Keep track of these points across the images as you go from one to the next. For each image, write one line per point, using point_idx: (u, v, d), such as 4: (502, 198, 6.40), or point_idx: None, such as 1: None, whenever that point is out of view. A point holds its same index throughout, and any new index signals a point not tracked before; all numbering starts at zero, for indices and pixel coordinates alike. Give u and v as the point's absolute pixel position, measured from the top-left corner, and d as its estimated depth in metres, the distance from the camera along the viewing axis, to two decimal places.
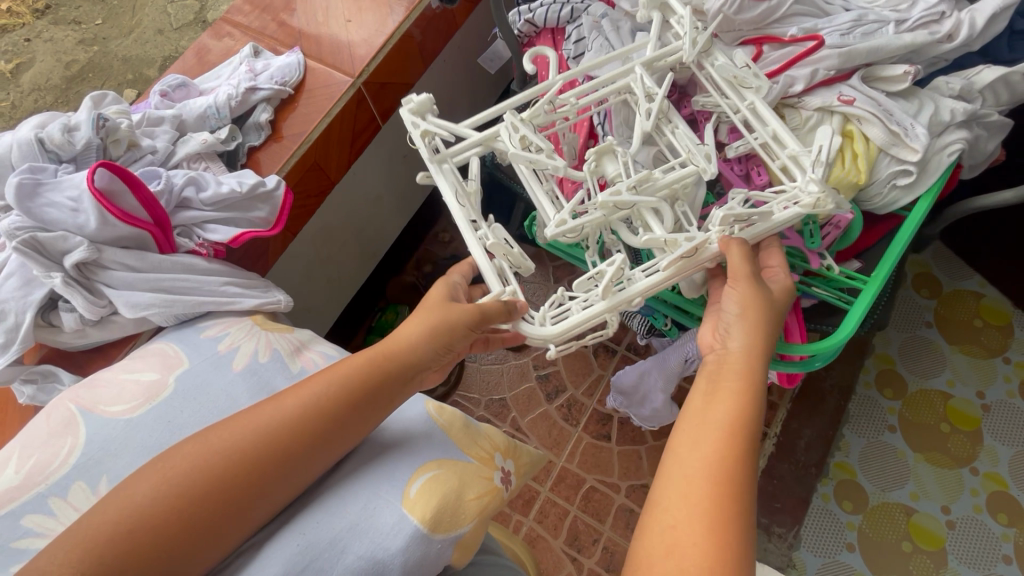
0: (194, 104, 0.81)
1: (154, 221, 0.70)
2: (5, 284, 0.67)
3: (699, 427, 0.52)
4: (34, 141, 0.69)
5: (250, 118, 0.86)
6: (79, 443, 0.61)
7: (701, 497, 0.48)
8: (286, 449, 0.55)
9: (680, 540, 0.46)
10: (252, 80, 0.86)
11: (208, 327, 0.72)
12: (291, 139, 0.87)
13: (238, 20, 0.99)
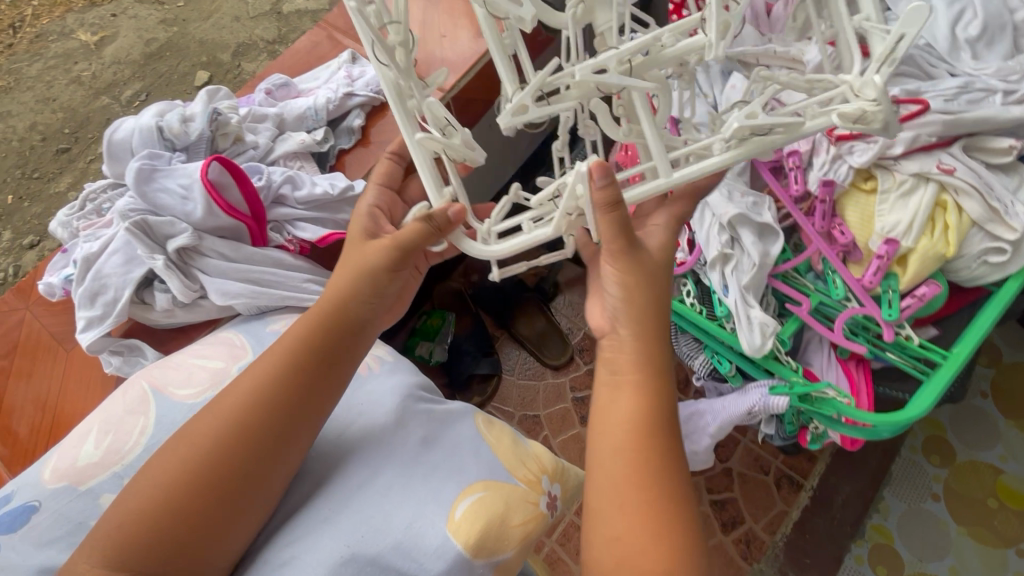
0: (296, 104, 0.85)
1: (251, 215, 0.73)
2: (109, 259, 0.70)
3: (618, 392, 0.56)
4: (154, 129, 0.73)
5: (343, 122, 0.88)
6: (149, 424, 0.64)
7: (626, 478, 0.52)
8: (255, 427, 0.58)
9: (630, 513, 0.50)
10: (350, 86, 0.88)
11: (277, 320, 0.74)
12: (377, 146, 0.89)
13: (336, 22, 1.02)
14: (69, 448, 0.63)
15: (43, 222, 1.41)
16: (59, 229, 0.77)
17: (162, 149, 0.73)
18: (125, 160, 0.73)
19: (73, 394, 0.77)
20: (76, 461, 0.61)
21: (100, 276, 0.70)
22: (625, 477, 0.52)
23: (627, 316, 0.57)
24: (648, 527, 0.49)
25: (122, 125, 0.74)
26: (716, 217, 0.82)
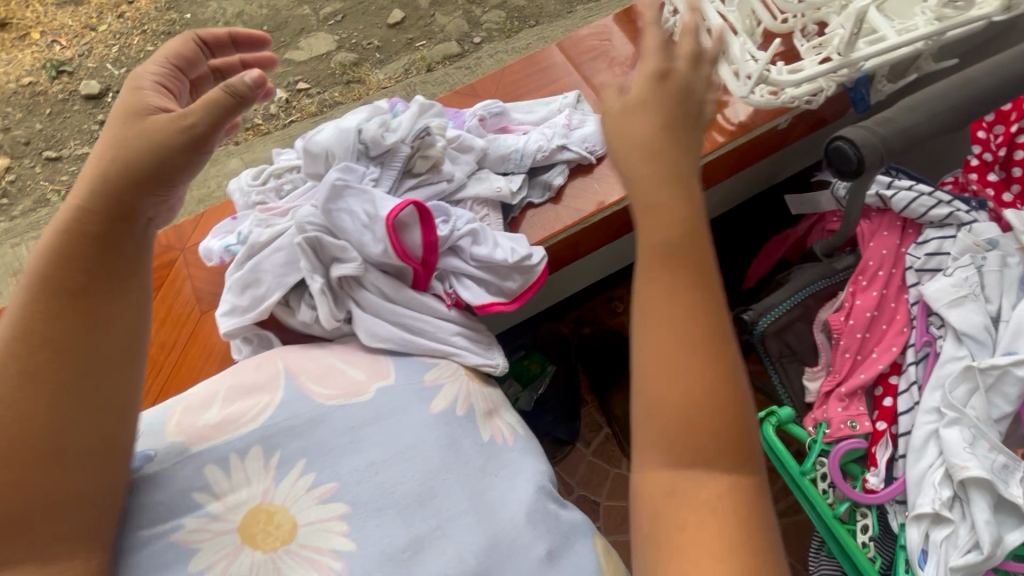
0: (503, 143, 0.75)
1: (422, 262, 0.66)
2: (271, 256, 0.66)
3: (670, 296, 0.41)
4: (354, 131, 0.67)
5: (542, 175, 0.78)
6: (272, 403, 0.61)
7: (684, 397, 0.40)
8: (14, 376, 0.45)
9: (699, 458, 0.41)
10: (564, 137, 0.78)
11: (428, 369, 0.66)
12: (568, 210, 0.78)
13: (568, 52, 0.92)
14: (191, 406, 0.61)
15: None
16: (236, 191, 0.75)
17: (350, 152, 0.67)
18: (319, 164, 0.68)
19: (190, 356, 0.75)
20: (196, 422, 0.59)
21: (255, 270, 0.66)
22: (685, 400, 0.40)
23: (689, 257, 0.42)
24: (714, 472, 0.41)
25: (323, 128, 0.68)
26: (945, 463, 0.64)
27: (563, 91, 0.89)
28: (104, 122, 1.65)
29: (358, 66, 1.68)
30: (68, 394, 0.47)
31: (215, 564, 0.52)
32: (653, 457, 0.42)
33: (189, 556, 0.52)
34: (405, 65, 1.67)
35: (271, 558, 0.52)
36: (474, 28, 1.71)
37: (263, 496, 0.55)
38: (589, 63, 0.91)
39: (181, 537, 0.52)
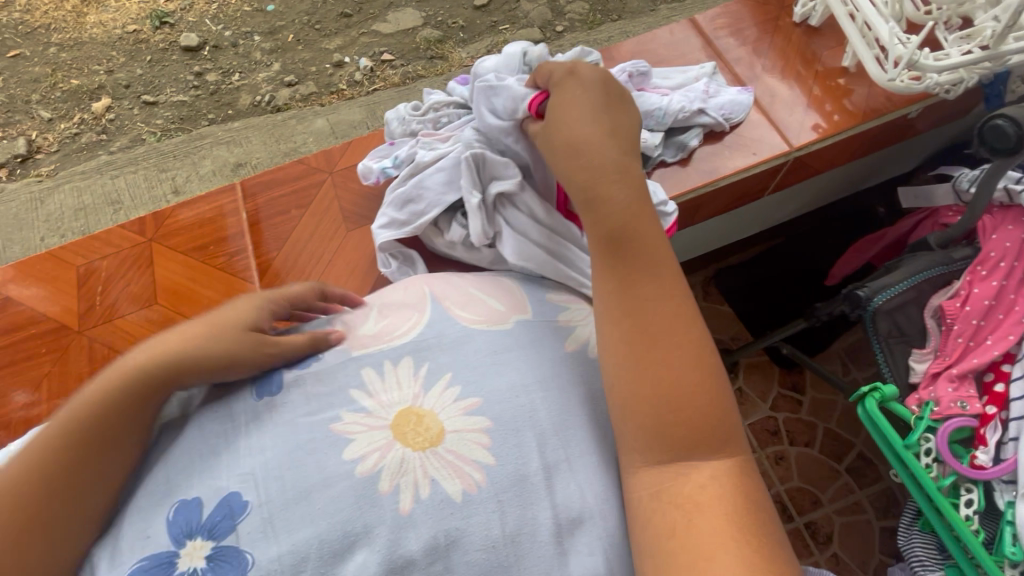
0: (648, 100, 0.80)
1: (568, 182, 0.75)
2: (433, 175, 0.72)
3: (606, 336, 0.59)
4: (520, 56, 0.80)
5: (679, 136, 0.82)
6: (422, 322, 0.69)
7: (654, 332, 0.57)
8: (72, 456, 0.54)
9: (675, 378, 0.55)
10: (703, 102, 0.82)
11: (563, 301, 0.72)
12: (698, 171, 0.82)
13: (702, 27, 0.97)
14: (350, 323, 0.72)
15: (308, 70, 1.91)
16: (394, 120, 0.81)
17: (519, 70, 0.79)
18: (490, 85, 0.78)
19: (336, 267, 0.81)
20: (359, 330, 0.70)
21: (418, 186, 0.73)
22: (646, 328, 0.57)
23: (620, 337, 0.58)
24: (688, 395, 0.55)
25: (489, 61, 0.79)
26: None
27: (695, 62, 0.94)
28: (203, 77, 1.89)
29: (442, 43, 1.93)
30: (67, 496, 0.54)
31: (368, 453, 0.58)
32: (635, 379, 0.56)
33: (348, 443, 0.59)
34: (488, 46, 1.93)
35: (421, 456, 0.58)
36: (558, 17, 1.96)
37: (412, 403, 0.61)
38: (724, 38, 0.95)
39: (343, 427, 0.60)
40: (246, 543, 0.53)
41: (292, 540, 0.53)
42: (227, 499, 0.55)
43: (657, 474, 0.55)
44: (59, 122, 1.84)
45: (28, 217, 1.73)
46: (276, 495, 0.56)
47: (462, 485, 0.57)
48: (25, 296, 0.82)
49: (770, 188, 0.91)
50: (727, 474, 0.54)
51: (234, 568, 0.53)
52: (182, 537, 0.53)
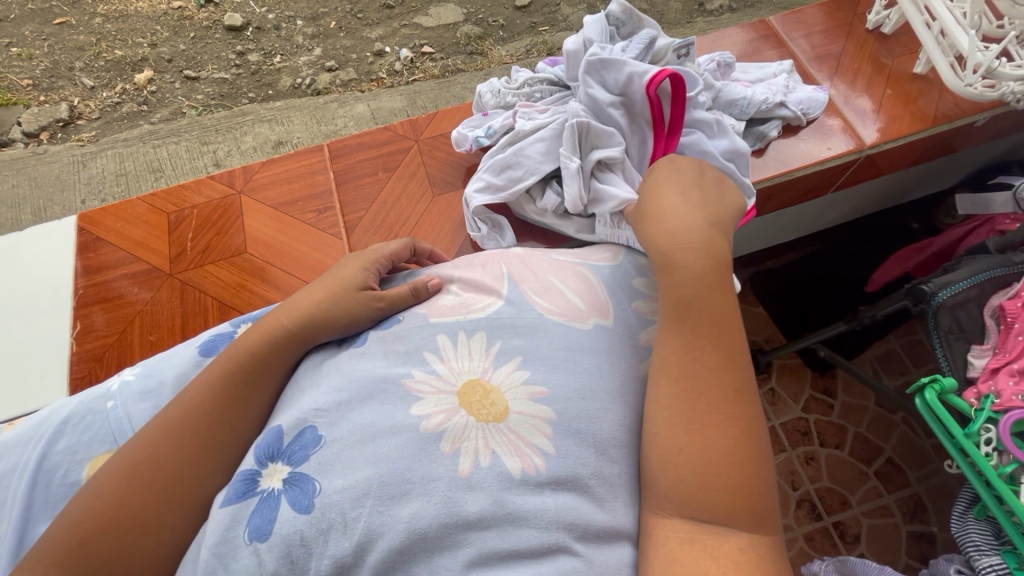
0: (734, 89, 0.83)
1: (667, 132, 0.72)
2: (533, 144, 0.76)
3: (659, 391, 0.58)
4: (604, 17, 0.75)
5: (759, 126, 0.86)
6: (498, 303, 0.68)
7: (716, 393, 0.55)
8: (177, 450, 0.60)
9: (723, 449, 0.53)
10: (784, 96, 0.86)
11: (641, 301, 0.71)
12: (775, 161, 0.85)
13: (777, 28, 1.01)
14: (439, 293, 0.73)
15: (349, 57, 1.94)
16: (487, 92, 0.84)
17: (605, 35, 0.74)
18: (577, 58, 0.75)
19: (423, 230, 0.84)
20: (441, 301, 0.70)
21: (518, 153, 0.76)
22: (701, 398, 0.55)
23: (672, 381, 0.57)
24: (728, 463, 0.52)
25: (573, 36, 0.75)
26: None
27: (771, 58, 0.98)
28: (245, 56, 1.91)
29: (482, 40, 1.97)
30: (159, 486, 0.58)
31: (436, 412, 0.58)
32: (674, 449, 0.54)
33: (418, 399, 0.58)
34: (528, 45, 1.96)
35: (483, 425, 0.57)
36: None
37: (481, 374, 0.60)
38: (800, 39, 0.99)
39: (413, 384, 0.60)
40: (315, 473, 0.55)
41: (359, 475, 0.53)
42: (305, 434, 0.57)
43: (680, 526, 0.52)
44: (101, 90, 1.83)
45: (69, 179, 1.67)
46: (345, 433, 0.56)
47: (521, 463, 0.55)
48: (118, 243, 0.87)
49: (835, 184, 0.95)
50: (758, 551, 0.50)
51: (302, 495, 0.53)
52: (267, 460, 0.57)
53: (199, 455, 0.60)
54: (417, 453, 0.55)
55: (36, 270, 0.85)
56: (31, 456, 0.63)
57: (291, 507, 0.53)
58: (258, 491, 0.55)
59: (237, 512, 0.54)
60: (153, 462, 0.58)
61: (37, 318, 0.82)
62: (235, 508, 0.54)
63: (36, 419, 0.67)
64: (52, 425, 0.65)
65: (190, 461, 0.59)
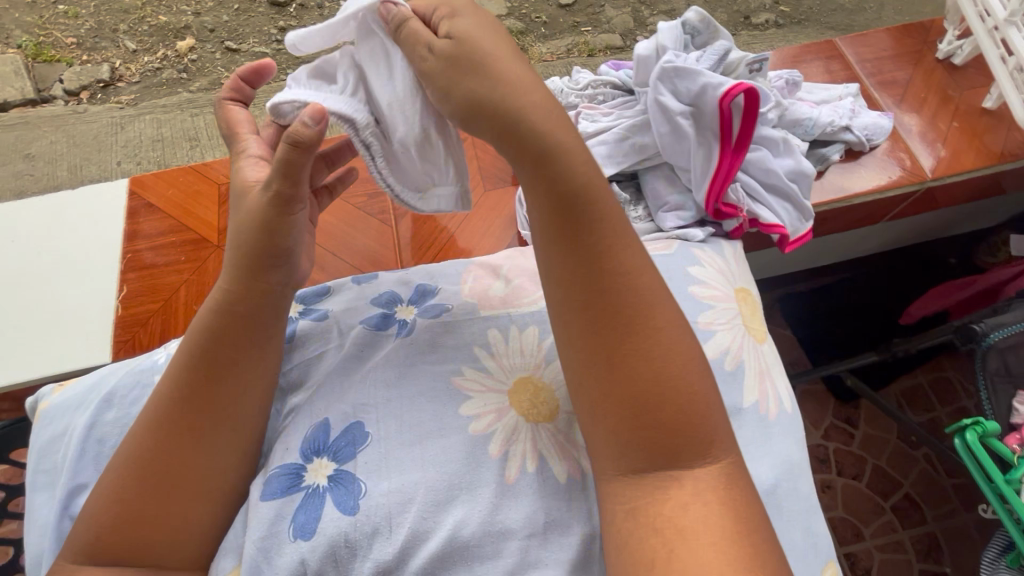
0: (799, 109, 0.81)
1: (734, 145, 0.70)
2: (595, 146, 0.77)
3: (579, 355, 0.56)
4: (680, 26, 0.75)
5: (821, 149, 0.85)
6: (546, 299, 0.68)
7: (641, 372, 0.54)
8: (182, 415, 0.58)
9: (649, 395, 0.53)
10: (849, 120, 0.85)
11: (701, 289, 0.69)
12: (838, 185, 0.85)
13: (844, 50, 0.99)
14: (481, 276, 0.72)
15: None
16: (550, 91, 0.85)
17: (679, 43, 0.74)
18: (649, 62, 0.74)
19: None
20: (490, 291, 0.69)
21: None
22: (630, 386, 0.54)
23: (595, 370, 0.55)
24: (654, 436, 0.53)
25: (647, 41, 0.75)
26: None
27: (835, 82, 0.96)
28: (286, 32, 1.89)
29: (523, 35, 1.94)
30: (174, 453, 0.57)
31: (486, 413, 0.59)
32: (609, 432, 0.54)
33: (466, 399, 0.60)
34: (569, 45, 1.94)
35: (533, 427, 0.59)
36: (638, 28, 1.99)
37: (527, 371, 0.62)
38: (866, 63, 0.97)
39: (463, 382, 0.60)
40: (362, 474, 0.55)
41: (405, 478, 0.55)
42: (351, 430, 0.57)
43: (629, 486, 0.53)
44: (142, 54, 1.83)
45: (108, 140, 1.70)
46: (392, 433, 0.57)
47: (565, 468, 0.57)
48: (169, 210, 0.87)
49: (888, 216, 0.93)
50: (709, 490, 0.52)
51: (347, 496, 0.54)
52: (311, 454, 0.57)
53: (193, 444, 0.58)
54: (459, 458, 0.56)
55: (87, 230, 0.86)
56: (81, 424, 0.65)
57: (336, 507, 0.54)
58: (302, 486, 0.55)
59: (281, 507, 0.54)
60: (155, 455, 0.57)
61: (86, 279, 0.83)
62: (279, 503, 0.55)
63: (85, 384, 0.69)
64: (101, 395, 0.67)
65: (187, 449, 0.58)
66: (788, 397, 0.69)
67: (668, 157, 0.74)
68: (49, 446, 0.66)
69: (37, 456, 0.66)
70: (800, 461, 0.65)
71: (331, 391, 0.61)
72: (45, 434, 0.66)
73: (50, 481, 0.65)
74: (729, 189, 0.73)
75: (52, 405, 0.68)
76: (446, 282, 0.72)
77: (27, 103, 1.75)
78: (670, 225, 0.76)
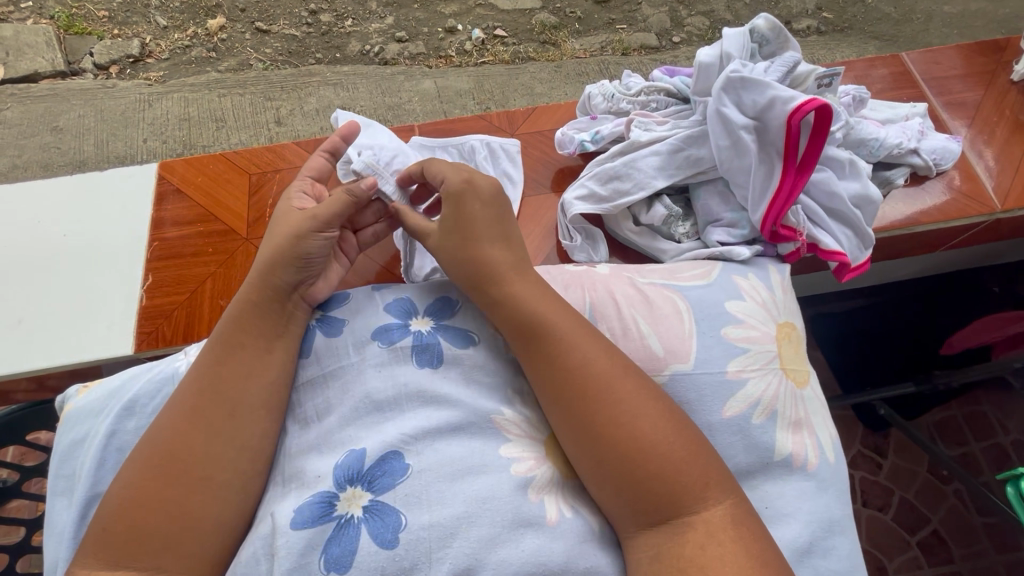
0: (866, 128, 0.77)
1: (799, 164, 0.66)
2: (647, 157, 0.73)
3: (562, 426, 0.59)
4: (747, 36, 0.72)
5: (886, 171, 0.81)
6: None
7: (621, 418, 0.56)
8: (196, 420, 0.58)
9: (627, 451, 0.55)
10: (918, 142, 0.82)
11: (733, 329, 0.65)
12: (900, 213, 0.83)
13: (893, 81, 0.97)
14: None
15: (420, 30, 1.87)
16: (599, 95, 0.81)
17: (746, 52, 0.72)
18: (713, 72, 0.73)
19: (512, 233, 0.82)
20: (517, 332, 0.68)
21: (629, 164, 0.73)
22: (610, 429, 0.56)
23: (577, 425, 0.58)
24: (657, 480, 0.54)
25: (713, 49, 0.73)
26: None
27: (902, 99, 0.96)
28: (317, 16, 1.86)
29: (557, 30, 1.89)
30: (189, 456, 0.57)
31: (525, 457, 0.60)
32: (613, 484, 0.56)
33: (506, 441, 0.61)
34: (603, 42, 1.88)
35: (562, 481, 0.60)
36: (676, 28, 1.92)
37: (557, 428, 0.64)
38: (934, 81, 0.98)
39: (502, 423, 0.62)
40: (401, 505, 0.55)
41: (446, 511, 0.54)
42: (387, 459, 0.57)
43: (650, 537, 0.54)
44: (173, 31, 1.81)
45: (135, 117, 1.69)
46: (434, 466, 0.57)
47: (597, 518, 0.59)
48: (196, 199, 0.85)
49: (949, 243, 0.91)
50: (723, 525, 0.53)
51: (384, 528, 0.54)
52: (345, 483, 0.57)
53: (200, 430, 0.58)
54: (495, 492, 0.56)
55: (113, 216, 0.85)
56: (101, 430, 0.68)
57: (373, 539, 0.53)
58: (334, 517, 0.55)
59: (313, 536, 0.54)
60: (164, 446, 0.57)
61: (114, 264, 0.81)
62: (310, 533, 0.54)
63: (107, 390, 0.71)
64: (122, 402, 0.69)
65: (193, 437, 0.58)
66: (830, 445, 0.65)
67: (726, 171, 0.71)
68: (71, 450, 0.69)
69: (59, 459, 0.69)
70: (842, 514, 0.62)
71: (367, 419, 0.61)
72: (66, 438, 0.69)
73: (69, 487, 0.68)
74: (790, 211, 0.69)
75: (74, 408, 0.71)
76: (467, 300, 0.70)
77: (58, 76, 1.74)
78: (717, 240, 0.72)
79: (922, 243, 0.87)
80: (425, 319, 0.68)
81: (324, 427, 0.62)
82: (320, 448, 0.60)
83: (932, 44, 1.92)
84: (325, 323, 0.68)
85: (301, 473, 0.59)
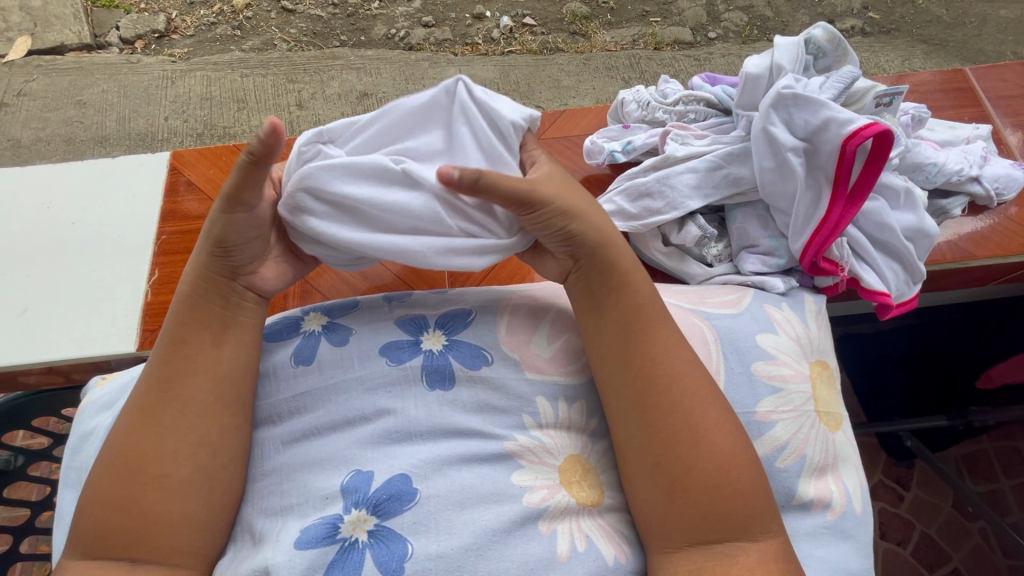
0: (925, 151, 0.70)
1: (849, 194, 0.61)
2: (681, 174, 0.68)
3: (633, 431, 0.53)
4: (800, 47, 0.67)
5: (941, 200, 0.75)
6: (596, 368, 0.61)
7: (704, 421, 0.52)
8: (161, 423, 0.53)
9: (710, 467, 0.51)
10: (980, 169, 0.76)
11: (762, 362, 0.60)
12: (953, 244, 0.77)
13: (950, 103, 0.91)
14: (522, 314, 0.64)
15: (447, 15, 1.81)
16: (633, 102, 0.77)
17: (800, 65, 0.66)
18: (759, 87, 0.67)
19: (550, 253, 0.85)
20: (536, 351, 0.61)
21: (661, 181, 0.68)
22: (685, 432, 0.52)
23: (649, 421, 0.53)
24: (725, 495, 0.50)
25: (760, 59, 0.68)
26: None
27: (964, 119, 0.89)
28: None
29: (588, 21, 1.81)
30: (153, 462, 0.52)
31: (538, 485, 0.54)
32: (667, 494, 0.51)
33: (518, 467, 0.55)
34: (635, 34, 1.80)
35: (578, 509, 0.54)
36: (712, 23, 1.83)
37: (579, 450, 0.57)
38: (998, 101, 0.91)
39: (515, 447, 0.55)
40: (408, 533, 0.50)
41: (454, 543, 0.50)
42: (395, 481, 0.52)
43: (695, 555, 0.50)
44: (199, 7, 1.78)
45: (156, 94, 1.66)
46: (443, 492, 0.52)
47: (614, 550, 0.53)
48: (210, 193, 0.85)
49: (1006, 276, 0.84)
50: (764, 554, 0.49)
51: (389, 556, 0.49)
52: (350, 503, 0.51)
53: (168, 436, 0.52)
54: (502, 526, 0.51)
55: (124, 205, 0.86)
56: (106, 423, 0.62)
57: (377, 568, 0.49)
58: (337, 539, 0.50)
59: (315, 559, 0.49)
60: (131, 452, 0.52)
61: None
62: (312, 557, 0.49)
63: (119, 381, 0.66)
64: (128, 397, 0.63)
65: (154, 443, 0.52)
66: (858, 496, 0.59)
67: (768, 195, 0.66)
68: (79, 443, 0.62)
69: (69, 451, 0.62)
70: (865, 570, 0.57)
71: (375, 439, 0.55)
72: (77, 429, 0.63)
73: (78, 479, 0.61)
74: (834, 244, 0.64)
75: (92, 400, 0.66)
76: (483, 309, 0.63)
77: (83, 49, 1.72)
78: (750, 269, 0.67)
79: (976, 275, 0.80)
80: (437, 336, 0.61)
81: (327, 442, 0.56)
82: (321, 464, 0.55)
83: (985, 50, 1.81)
84: (329, 332, 0.62)
85: (296, 493, 0.53)
